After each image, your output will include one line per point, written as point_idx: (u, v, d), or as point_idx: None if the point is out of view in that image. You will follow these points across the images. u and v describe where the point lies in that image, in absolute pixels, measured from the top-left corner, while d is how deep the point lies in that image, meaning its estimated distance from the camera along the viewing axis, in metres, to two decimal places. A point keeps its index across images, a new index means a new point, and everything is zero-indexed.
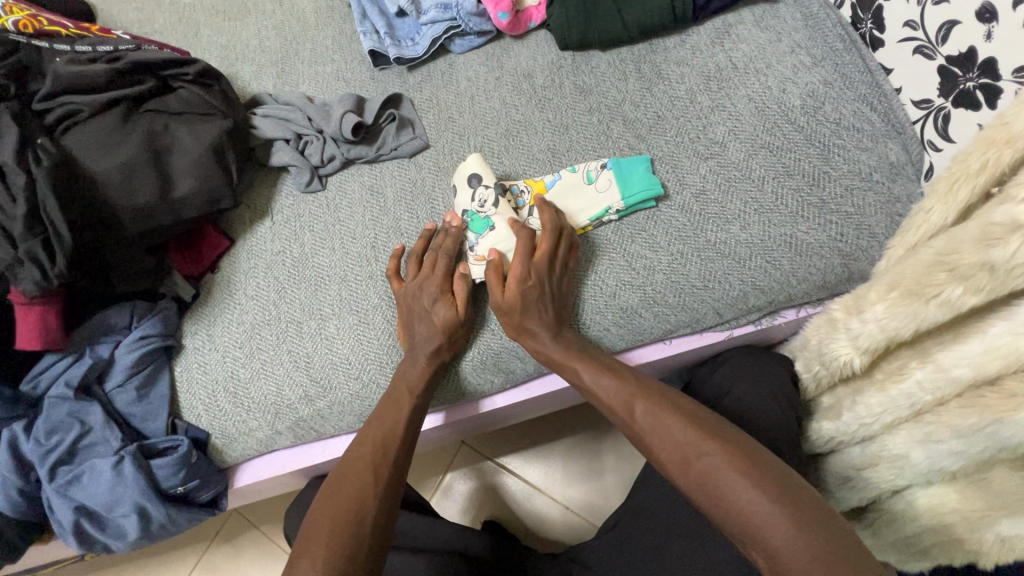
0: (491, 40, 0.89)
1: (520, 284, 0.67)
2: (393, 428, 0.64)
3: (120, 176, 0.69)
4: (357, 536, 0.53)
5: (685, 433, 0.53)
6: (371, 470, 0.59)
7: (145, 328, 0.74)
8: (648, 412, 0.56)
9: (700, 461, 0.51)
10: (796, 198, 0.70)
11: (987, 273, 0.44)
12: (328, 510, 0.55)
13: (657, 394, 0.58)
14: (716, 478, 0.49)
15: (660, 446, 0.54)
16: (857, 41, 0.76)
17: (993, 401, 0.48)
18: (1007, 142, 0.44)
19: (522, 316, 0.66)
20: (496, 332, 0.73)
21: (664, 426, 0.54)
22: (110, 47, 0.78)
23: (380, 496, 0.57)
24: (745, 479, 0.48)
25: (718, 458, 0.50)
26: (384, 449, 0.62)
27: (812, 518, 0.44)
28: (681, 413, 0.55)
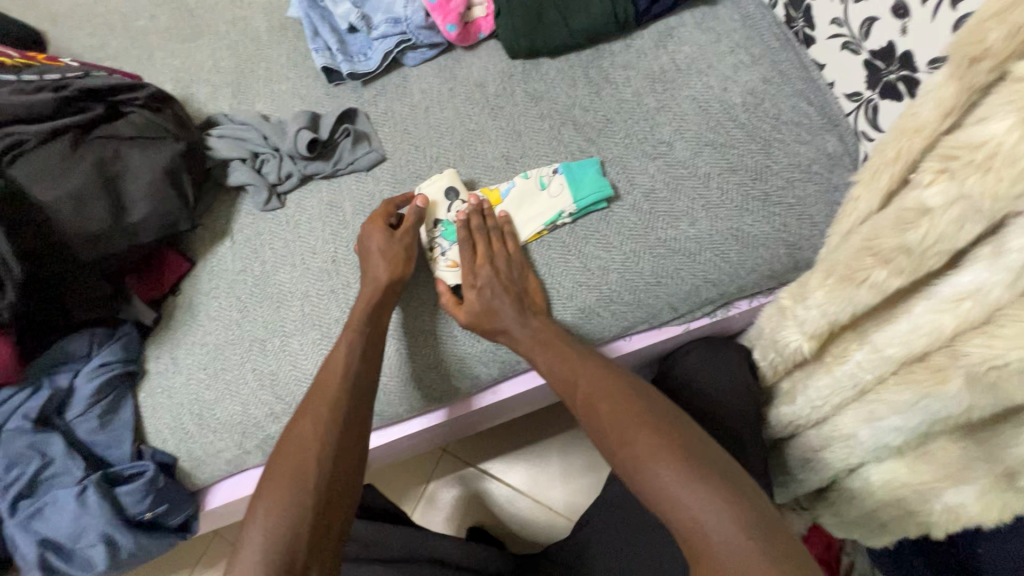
0: (443, 52, 0.91)
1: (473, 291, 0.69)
2: (334, 383, 0.63)
3: (71, 206, 0.69)
4: (304, 495, 0.55)
5: (613, 420, 0.56)
6: (313, 426, 0.60)
7: (105, 355, 0.73)
8: (591, 398, 0.59)
9: (623, 449, 0.54)
10: (740, 192, 0.72)
11: (905, 256, 0.46)
12: (275, 473, 0.57)
13: (601, 380, 0.60)
14: (636, 464, 0.52)
15: (593, 431, 0.57)
16: (791, 39, 0.79)
17: (923, 378, 0.50)
18: (916, 131, 0.46)
19: (489, 321, 0.68)
20: (458, 338, 0.74)
21: (597, 413, 0.57)
22: (57, 75, 0.77)
23: (323, 451, 0.58)
24: (662, 464, 0.51)
25: (639, 445, 0.53)
26: (330, 403, 0.61)
27: (727, 501, 0.48)
28: (619, 399, 0.57)
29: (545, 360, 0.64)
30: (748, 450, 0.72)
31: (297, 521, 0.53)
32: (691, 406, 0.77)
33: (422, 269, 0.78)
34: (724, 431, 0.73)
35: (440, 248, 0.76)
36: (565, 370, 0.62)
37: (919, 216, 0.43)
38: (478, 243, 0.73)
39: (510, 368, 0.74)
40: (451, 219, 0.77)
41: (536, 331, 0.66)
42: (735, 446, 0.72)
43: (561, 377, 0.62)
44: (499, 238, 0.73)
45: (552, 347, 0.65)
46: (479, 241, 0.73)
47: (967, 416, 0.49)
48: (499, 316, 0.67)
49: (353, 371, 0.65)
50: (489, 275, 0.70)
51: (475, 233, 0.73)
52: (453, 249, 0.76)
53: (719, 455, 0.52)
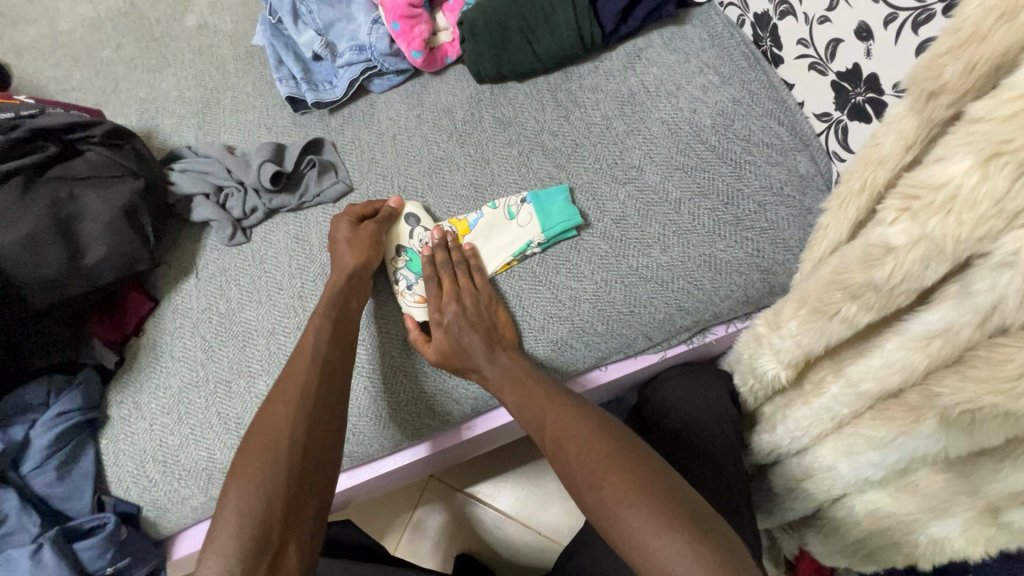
0: (410, 78, 0.89)
1: (439, 328, 0.68)
2: (304, 369, 0.61)
3: (21, 250, 0.66)
4: (278, 468, 0.53)
5: (581, 459, 0.54)
6: (284, 411, 0.58)
7: (64, 403, 0.71)
8: (558, 437, 0.57)
9: (591, 490, 0.52)
10: (712, 217, 0.71)
11: (874, 292, 0.44)
12: (245, 457, 0.54)
13: (568, 417, 0.58)
14: (605, 507, 0.50)
15: (563, 472, 0.55)
16: (760, 59, 0.78)
17: (898, 414, 0.48)
18: (879, 164, 0.44)
19: (458, 359, 0.66)
20: (430, 374, 0.72)
21: (565, 452, 0.56)
22: (10, 114, 0.75)
23: (294, 433, 0.56)
24: (631, 506, 0.49)
25: (607, 486, 0.51)
26: (300, 388, 0.60)
27: (692, 543, 0.46)
28: (585, 435, 0.56)
29: (514, 398, 0.62)
30: (730, 480, 0.70)
31: (269, 501, 0.51)
32: (672, 435, 0.75)
33: (391, 302, 0.76)
34: (705, 462, 0.71)
35: (405, 281, 0.75)
36: (532, 406, 0.61)
37: (884, 254, 0.41)
38: (443, 277, 0.72)
39: (485, 404, 0.72)
40: (416, 249, 0.76)
41: (506, 367, 0.64)
42: (716, 477, 0.70)
43: (529, 415, 0.60)
44: (466, 271, 0.72)
45: (521, 383, 0.63)
46: (444, 276, 0.72)
47: (944, 455, 0.47)
48: (469, 353, 0.66)
49: (322, 357, 0.63)
50: (456, 310, 0.68)
51: (442, 267, 0.72)
52: (419, 284, 0.75)
53: (690, 494, 0.51)
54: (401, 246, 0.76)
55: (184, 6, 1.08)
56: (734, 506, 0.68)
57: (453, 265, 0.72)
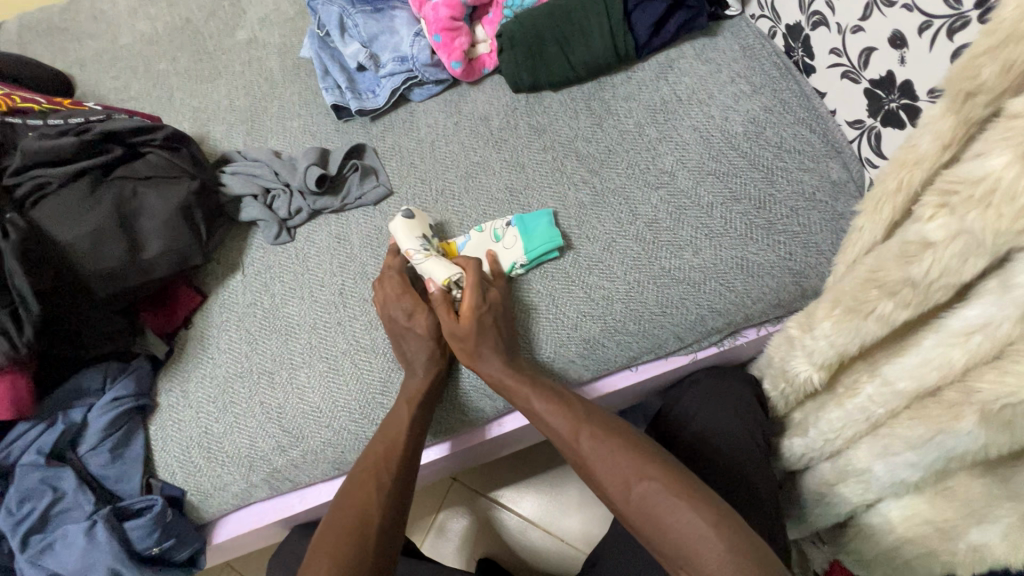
0: (448, 87, 0.93)
1: (475, 312, 0.69)
2: (389, 447, 0.65)
3: (89, 244, 0.71)
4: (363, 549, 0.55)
5: (623, 458, 0.56)
6: (376, 489, 0.61)
7: (117, 389, 0.75)
8: (592, 438, 0.59)
9: (638, 485, 0.54)
10: (744, 221, 0.72)
11: (911, 289, 0.45)
12: (331, 529, 0.57)
13: (600, 421, 0.61)
14: (649, 503, 0.53)
15: (601, 471, 0.57)
16: (792, 69, 0.79)
17: (935, 412, 0.48)
18: (915, 163, 0.45)
19: (477, 343, 0.68)
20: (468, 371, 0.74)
21: (605, 452, 0.58)
22: (81, 119, 0.81)
23: (384, 515, 0.59)
24: (685, 503, 0.51)
25: (657, 481, 0.53)
26: (390, 471, 0.63)
27: (740, 537, 0.48)
28: (621, 437, 0.59)
29: (541, 400, 0.64)
30: (759, 485, 0.70)
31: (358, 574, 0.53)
32: (699, 439, 0.75)
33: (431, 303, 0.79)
34: (734, 465, 0.71)
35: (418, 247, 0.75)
36: (559, 410, 0.62)
37: (922, 249, 0.42)
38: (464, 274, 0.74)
39: None
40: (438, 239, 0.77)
41: (520, 367, 0.68)
42: (745, 480, 0.70)
43: (557, 419, 0.62)
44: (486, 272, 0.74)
45: (543, 385, 0.65)
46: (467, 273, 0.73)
47: (983, 454, 0.47)
48: (484, 356, 0.68)
49: (411, 444, 0.66)
50: (496, 301, 0.71)
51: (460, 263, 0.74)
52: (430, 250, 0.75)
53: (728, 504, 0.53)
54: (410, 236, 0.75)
55: (235, 22, 1.15)
56: (763, 510, 0.68)
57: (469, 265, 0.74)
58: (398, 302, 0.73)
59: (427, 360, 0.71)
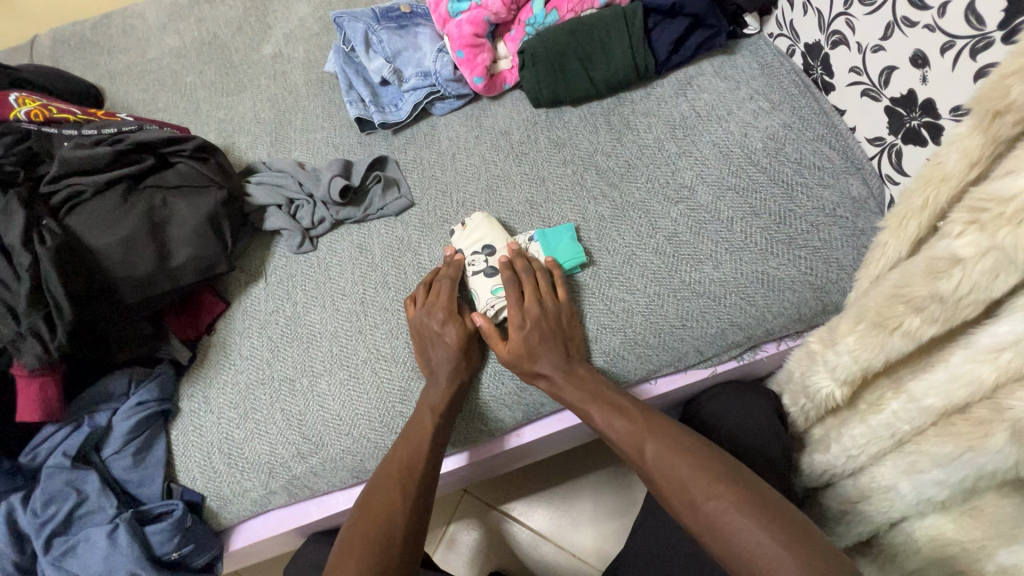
0: (470, 102, 0.95)
1: (519, 330, 0.69)
2: (411, 456, 0.65)
3: (120, 250, 0.73)
4: (385, 556, 0.57)
5: (692, 473, 0.56)
6: (399, 500, 0.62)
7: (142, 394, 0.76)
8: (659, 451, 0.59)
9: (707, 502, 0.53)
10: (763, 236, 0.73)
11: (939, 304, 0.45)
12: (355, 535, 0.59)
13: (666, 433, 0.60)
14: (719, 520, 0.52)
15: (669, 486, 0.56)
16: (810, 86, 0.80)
17: (964, 430, 0.48)
18: (942, 181, 0.46)
19: (533, 362, 0.68)
20: (487, 381, 0.74)
21: (672, 466, 0.57)
22: (114, 130, 0.84)
23: (407, 526, 0.61)
24: (756, 522, 0.50)
25: (727, 498, 0.52)
26: (414, 482, 0.64)
27: (815, 557, 0.46)
28: (687, 451, 0.58)
29: (602, 414, 0.64)
30: None
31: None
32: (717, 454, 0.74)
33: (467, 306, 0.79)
34: None
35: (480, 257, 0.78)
36: (623, 423, 0.63)
37: (951, 265, 0.43)
38: (524, 281, 0.74)
39: (535, 412, 0.74)
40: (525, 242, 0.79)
41: (580, 378, 0.68)
42: None
43: (623, 433, 0.62)
44: (548, 278, 0.74)
45: (607, 398, 0.65)
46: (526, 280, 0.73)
47: (1014, 472, 0.47)
48: (541, 360, 0.68)
49: (433, 453, 0.66)
50: (538, 316, 0.70)
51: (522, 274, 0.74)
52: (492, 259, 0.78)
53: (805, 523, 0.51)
54: (489, 241, 0.78)
55: (261, 37, 1.18)
56: None
57: (535, 270, 0.74)
58: (431, 311, 0.74)
59: (451, 370, 0.70)
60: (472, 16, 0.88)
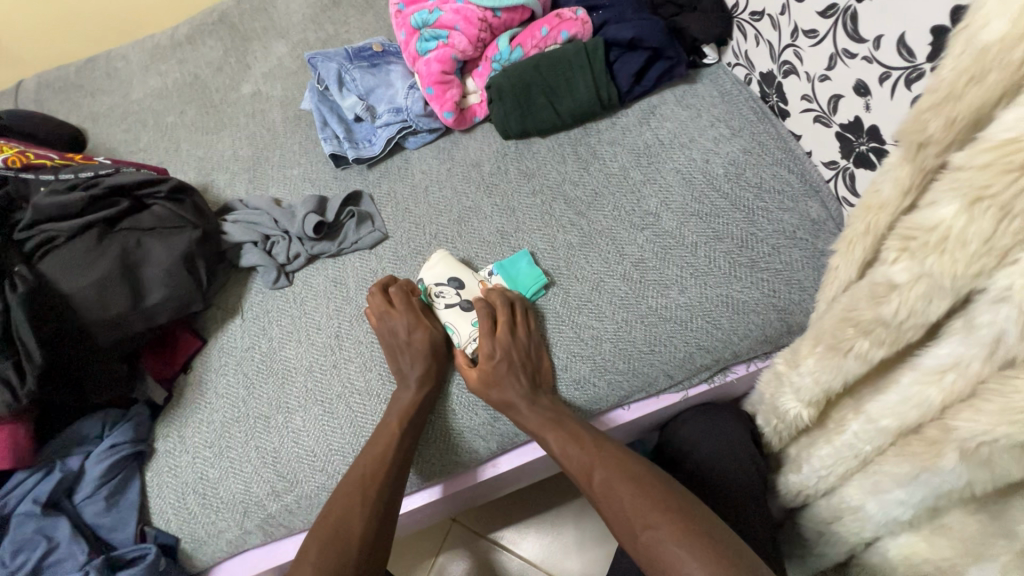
0: (442, 135, 0.98)
1: (486, 361, 0.71)
2: (381, 462, 0.67)
3: (94, 293, 0.74)
4: (344, 547, 0.61)
5: (633, 503, 0.56)
6: (360, 499, 0.64)
7: (115, 436, 0.75)
8: (606, 478, 0.59)
9: (644, 532, 0.54)
10: (727, 259, 0.74)
11: (883, 328, 0.47)
12: (323, 528, 0.63)
13: (615, 460, 0.61)
14: (655, 549, 0.52)
15: (614, 515, 0.57)
16: (767, 112, 0.83)
17: (919, 450, 0.48)
18: (880, 208, 0.47)
19: (498, 391, 0.69)
20: (467, 416, 0.74)
21: (620, 497, 0.58)
22: (90, 173, 0.85)
23: (369, 520, 0.64)
24: (692, 555, 0.50)
25: (666, 529, 0.53)
26: (373, 493, 0.65)
27: None
28: (633, 480, 0.58)
29: (558, 441, 0.64)
30: (754, 524, 0.69)
31: None
32: (692, 478, 0.74)
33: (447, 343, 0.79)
34: (729, 504, 0.70)
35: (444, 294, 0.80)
36: (576, 449, 0.63)
37: (890, 290, 0.44)
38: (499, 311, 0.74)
39: (509, 441, 0.74)
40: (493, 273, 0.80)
41: (546, 410, 0.67)
42: (739, 520, 0.69)
43: (574, 458, 0.63)
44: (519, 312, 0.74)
45: (564, 427, 0.65)
46: (501, 310, 0.74)
47: (970, 491, 0.47)
48: (506, 388, 0.68)
49: (397, 460, 0.67)
50: (508, 346, 0.70)
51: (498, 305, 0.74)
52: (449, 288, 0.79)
53: (750, 552, 0.51)
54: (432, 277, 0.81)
55: (241, 77, 1.21)
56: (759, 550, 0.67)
57: (510, 302, 0.74)
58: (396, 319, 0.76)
59: (420, 374, 0.72)
60: (439, 54, 0.90)
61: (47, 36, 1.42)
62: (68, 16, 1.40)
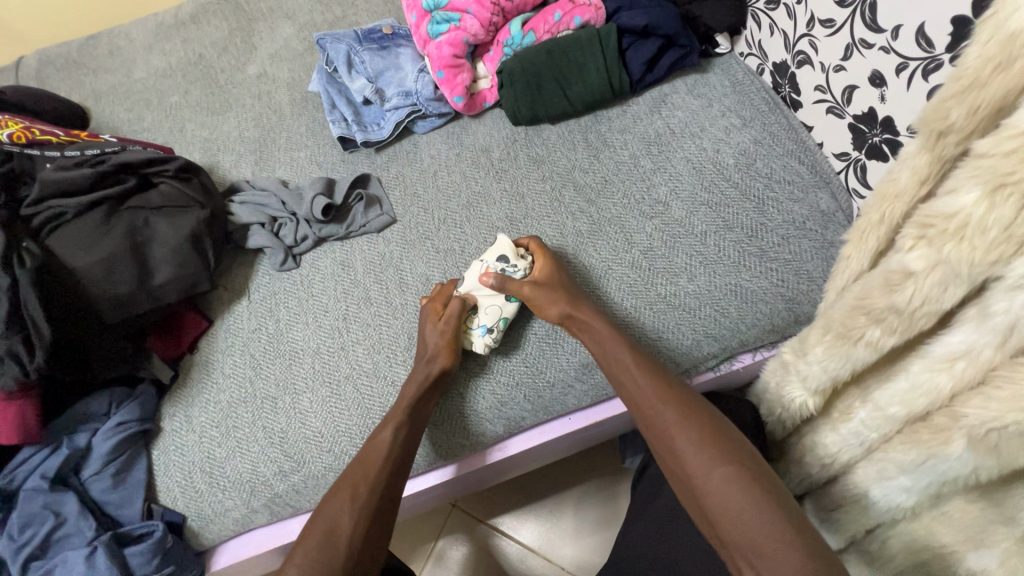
0: (451, 120, 0.97)
1: (553, 268, 0.76)
2: (375, 458, 0.65)
3: (101, 271, 0.74)
4: (331, 549, 0.58)
5: (709, 442, 0.56)
6: (350, 495, 0.63)
7: (122, 414, 0.76)
8: (682, 412, 0.60)
9: (723, 468, 0.54)
10: (737, 249, 0.75)
11: (896, 316, 0.47)
12: (319, 518, 0.62)
13: (691, 401, 0.61)
14: (733, 488, 0.53)
15: (687, 446, 0.57)
16: (779, 103, 0.83)
17: (926, 437, 0.49)
18: (896, 196, 0.47)
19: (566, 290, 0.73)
20: (488, 409, 0.74)
21: (693, 431, 0.58)
22: (96, 151, 0.84)
23: (356, 522, 0.61)
24: (766, 505, 0.51)
25: (739, 471, 0.53)
26: (365, 484, 0.63)
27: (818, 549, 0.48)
28: (708, 421, 0.59)
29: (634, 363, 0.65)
30: None
31: None
32: None
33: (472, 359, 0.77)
34: None
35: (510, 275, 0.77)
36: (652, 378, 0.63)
37: (904, 278, 0.44)
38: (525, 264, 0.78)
39: (515, 426, 0.75)
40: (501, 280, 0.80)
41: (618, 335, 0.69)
42: None
43: (648, 385, 0.63)
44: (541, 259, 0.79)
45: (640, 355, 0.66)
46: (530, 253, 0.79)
47: (975, 478, 0.48)
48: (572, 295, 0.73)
49: (390, 458, 0.66)
50: (565, 264, 0.78)
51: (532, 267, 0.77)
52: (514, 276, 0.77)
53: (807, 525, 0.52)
54: (503, 253, 0.77)
55: (247, 57, 1.20)
56: None
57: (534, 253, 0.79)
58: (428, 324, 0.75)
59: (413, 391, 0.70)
60: (452, 37, 0.89)
61: (57, 39, 1.47)
62: (79, 18, 1.45)
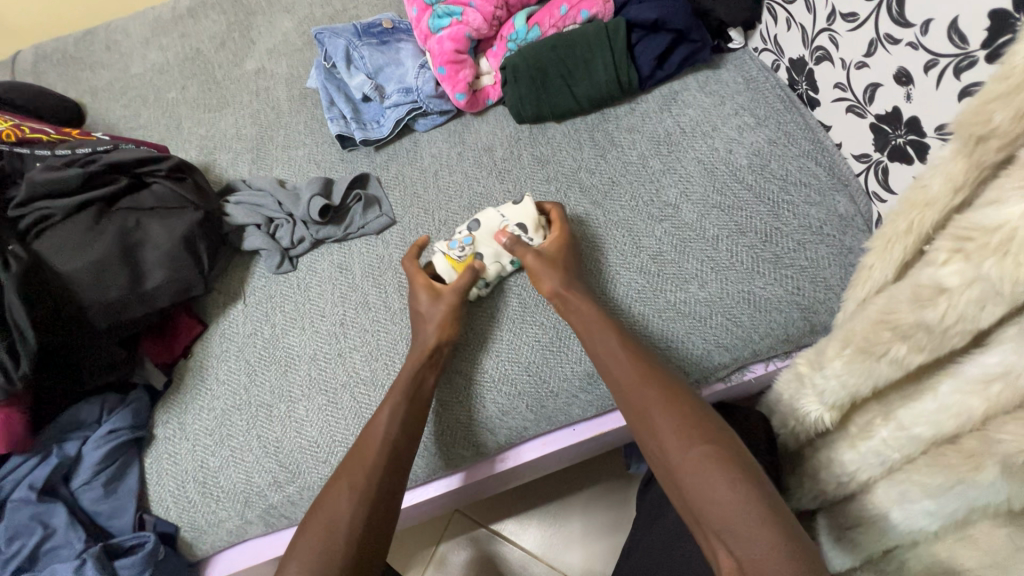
0: (453, 118, 0.94)
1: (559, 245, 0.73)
2: (371, 450, 0.63)
3: (91, 275, 0.71)
4: (329, 543, 0.56)
5: (681, 424, 0.56)
6: (347, 487, 0.60)
7: (114, 421, 0.73)
8: (657, 394, 0.60)
9: (692, 449, 0.54)
10: (750, 254, 0.72)
11: (926, 334, 0.44)
12: (316, 512, 0.59)
13: (666, 381, 0.61)
14: (702, 469, 0.53)
15: (661, 428, 0.57)
16: (795, 101, 0.79)
17: (955, 461, 0.46)
18: (926, 205, 0.44)
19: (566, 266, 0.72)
20: (498, 397, 0.72)
21: (667, 413, 0.58)
22: (88, 149, 0.81)
23: (356, 514, 0.58)
24: (731, 482, 0.51)
25: (707, 451, 0.53)
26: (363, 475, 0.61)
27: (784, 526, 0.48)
28: (683, 402, 0.58)
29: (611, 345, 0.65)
30: None
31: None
32: None
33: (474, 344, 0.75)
34: None
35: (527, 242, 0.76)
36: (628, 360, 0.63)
37: (936, 294, 0.41)
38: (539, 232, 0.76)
39: (518, 436, 0.73)
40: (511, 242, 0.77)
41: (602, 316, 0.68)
42: None
43: (624, 367, 0.63)
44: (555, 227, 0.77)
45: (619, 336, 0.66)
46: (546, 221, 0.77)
47: (1008, 506, 0.44)
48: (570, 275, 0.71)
49: (388, 446, 0.64)
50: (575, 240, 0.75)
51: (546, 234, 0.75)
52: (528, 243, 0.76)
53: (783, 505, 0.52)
54: (524, 219, 0.76)
55: (245, 52, 1.17)
56: None
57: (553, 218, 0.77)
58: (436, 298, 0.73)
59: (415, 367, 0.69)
60: (453, 32, 0.86)
61: (55, 31, 1.44)
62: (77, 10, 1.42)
